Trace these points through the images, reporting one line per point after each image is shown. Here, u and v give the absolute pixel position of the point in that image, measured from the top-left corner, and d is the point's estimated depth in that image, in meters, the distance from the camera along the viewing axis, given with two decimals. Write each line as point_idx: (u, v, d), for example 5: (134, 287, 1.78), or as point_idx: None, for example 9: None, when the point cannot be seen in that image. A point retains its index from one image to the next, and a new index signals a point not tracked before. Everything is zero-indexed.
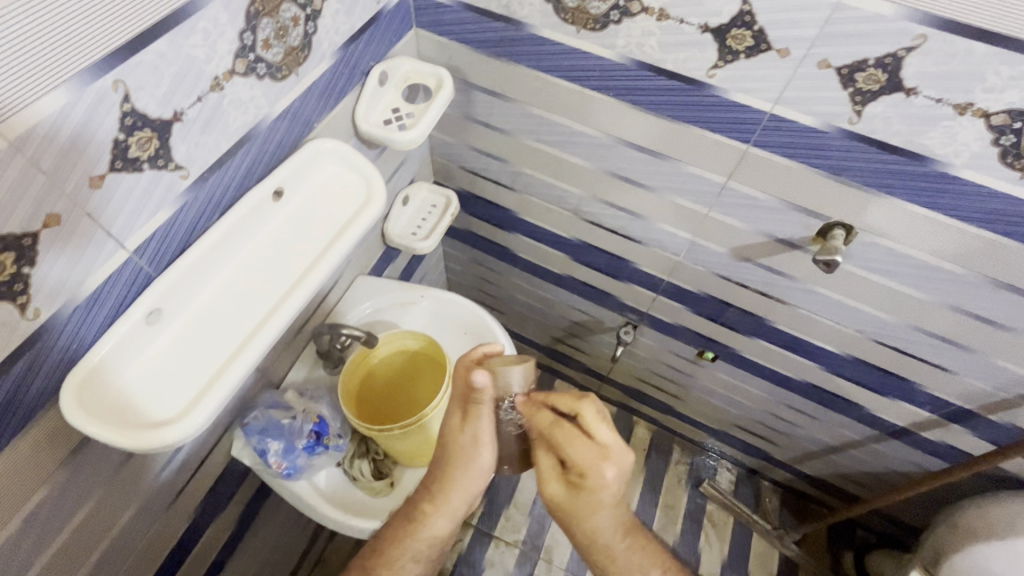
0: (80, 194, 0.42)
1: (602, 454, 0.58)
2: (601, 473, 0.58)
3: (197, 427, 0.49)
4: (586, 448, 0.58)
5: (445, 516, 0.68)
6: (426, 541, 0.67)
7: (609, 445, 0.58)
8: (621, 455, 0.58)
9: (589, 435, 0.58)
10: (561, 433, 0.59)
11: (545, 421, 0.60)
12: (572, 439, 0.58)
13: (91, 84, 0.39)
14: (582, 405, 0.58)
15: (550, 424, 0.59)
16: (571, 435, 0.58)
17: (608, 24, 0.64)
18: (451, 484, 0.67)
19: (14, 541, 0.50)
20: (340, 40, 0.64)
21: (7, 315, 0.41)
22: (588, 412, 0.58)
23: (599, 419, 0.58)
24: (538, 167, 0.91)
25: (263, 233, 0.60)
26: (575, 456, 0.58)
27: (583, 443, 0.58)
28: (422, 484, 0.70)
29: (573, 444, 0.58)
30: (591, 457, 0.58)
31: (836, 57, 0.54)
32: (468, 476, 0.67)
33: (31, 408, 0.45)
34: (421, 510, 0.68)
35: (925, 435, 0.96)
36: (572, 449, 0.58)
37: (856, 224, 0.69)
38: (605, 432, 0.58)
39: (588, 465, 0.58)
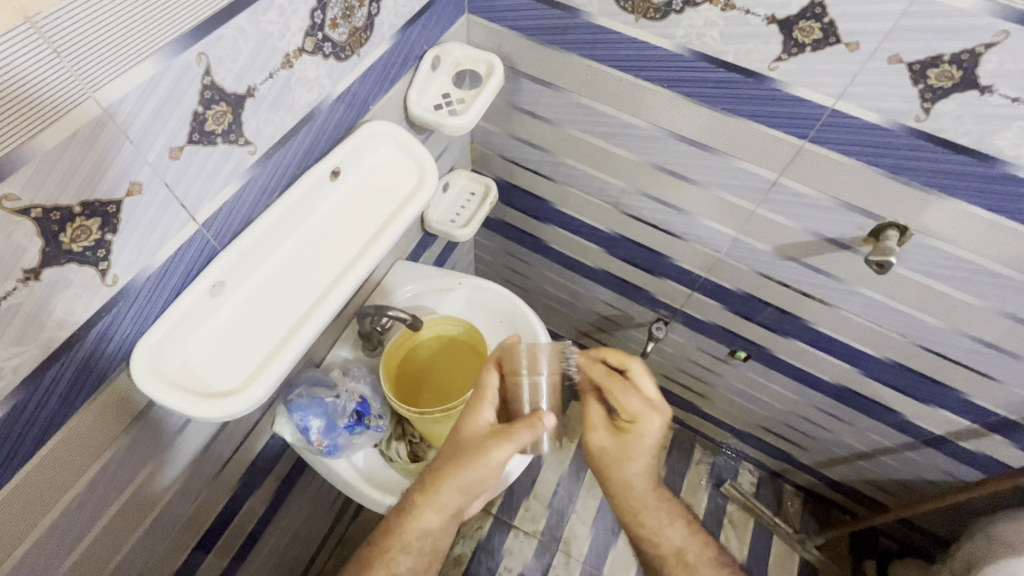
0: (161, 165, 0.43)
1: (650, 405, 0.64)
2: (650, 420, 0.64)
3: (258, 398, 0.51)
4: (635, 398, 0.64)
5: (435, 510, 0.61)
6: (416, 533, 0.61)
7: (652, 396, 0.65)
8: (664, 406, 0.65)
9: (637, 386, 0.65)
10: (615, 383, 0.66)
11: (598, 371, 0.67)
12: (623, 389, 0.65)
13: (178, 56, 0.40)
14: (625, 357, 0.67)
15: (603, 376, 0.66)
16: (621, 385, 0.65)
17: (669, 13, 0.63)
18: (445, 474, 0.60)
19: (82, 498, 0.52)
20: (398, 23, 0.64)
21: (89, 279, 0.42)
22: (635, 365, 0.67)
23: (644, 373, 0.67)
24: (581, 158, 0.91)
25: (318, 213, 0.61)
26: (626, 406, 0.65)
27: (631, 391, 0.65)
28: (418, 479, 0.63)
29: (625, 394, 0.65)
30: (640, 405, 0.64)
31: (908, 51, 0.53)
32: (472, 473, 0.59)
33: (105, 372, 0.48)
34: (415, 504, 0.61)
35: (962, 445, 0.94)
36: (623, 399, 0.65)
37: (912, 225, 0.67)
38: (647, 384, 0.66)
39: (638, 410, 0.64)
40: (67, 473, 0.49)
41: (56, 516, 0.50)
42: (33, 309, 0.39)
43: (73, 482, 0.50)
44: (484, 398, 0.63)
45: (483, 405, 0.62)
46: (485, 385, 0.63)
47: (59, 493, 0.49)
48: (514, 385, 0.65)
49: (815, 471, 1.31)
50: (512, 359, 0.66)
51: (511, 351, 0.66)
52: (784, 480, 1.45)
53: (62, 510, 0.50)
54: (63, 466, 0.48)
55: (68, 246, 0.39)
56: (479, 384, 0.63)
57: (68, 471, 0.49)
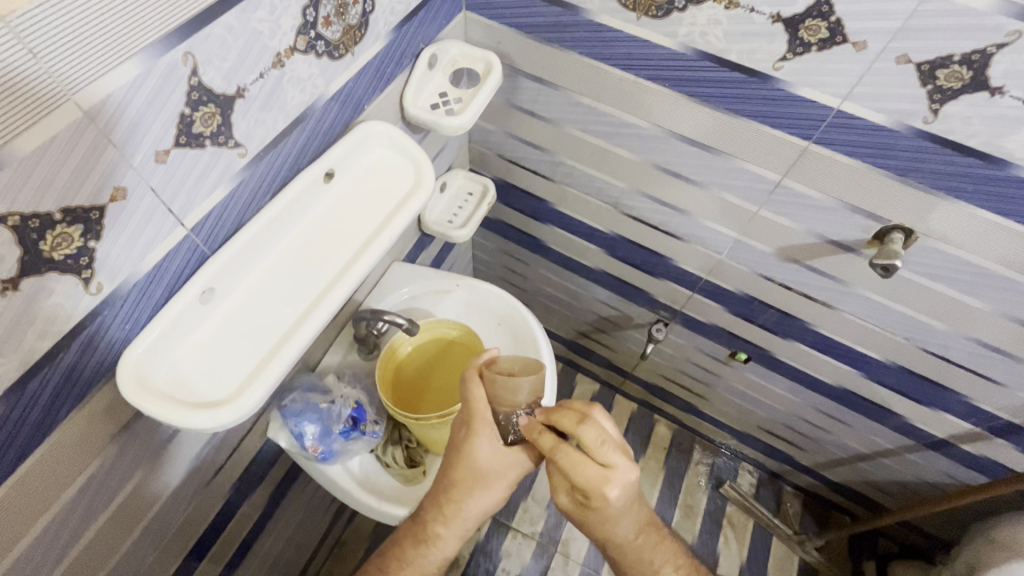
0: (146, 169, 0.42)
1: (607, 475, 0.54)
2: (606, 495, 0.54)
3: (251, 408, 0.50)
4: (592, 471, 0.54)
5: (456, 537, 0.62)
6: (436, 560, 0.63)
7: (614, 466, 0.54)
8: (627, 475, 0.54)
9: (594, 457, 0.54)
10: (563, 458, 0.54)
11: (548, 444, 0.55)
12: (576, 463, 0.54)
13: (162, 56, 0.39)
14: (582, 429, 0.54)
15: (551, 448, 0.55)
16: (574, 459, 0.54)
17: (671, 11, 0.61)
18: (466, 503, 0.60)
19: (68, 510, 0.51)
20: (394, 20, 0.62)
21: (72, 288, 0.41)
22: (589, 435, 0.54)
23: (602, 442, 0.54)
24: (580, 158, 0.89)
25: (312, 216, 0.60)
26: (579, 483, 0.54)
27: (587, 466, 0.54)
28: (426, 507, 0.63)
29: (577, 469, 0.54)
30: (596, 479, 0.54)
31: (917, 51, 0.52)
32: (488, 498, 0.61)
33: (90, 381, 0.46)
34: (432, 535, 0.62)
35: (965, 448, 0.93)
36: (574, 475, 0.54)
37: (917, 228, 0.66)
38: (607, 455, 0.54)
39: (593, 488, 0.54)
40: (53, 485, 0.47)
41: (42, 528, 0.49)
42: (13, 320, 0.38)
43: (60, 493, 0.49)
44: (482, 429, 0.59)
45: (477, 436, 0.59)
46: (482, 415, 0.59)
47: (45, 505, 0.48)
48: (499, 413, 0.60)
49: (816, 473, 1.31)
50: (503, 391, 0.58)
51: (499, 379, 0.58)
52: (783, 481, 1.44)
53: (47, 522, 0.49)
54: (48, 479, 0.47)
55: (49, 255, 0.38)
56: (471, 409, 0.59)
57: (55, 482, 0.47)
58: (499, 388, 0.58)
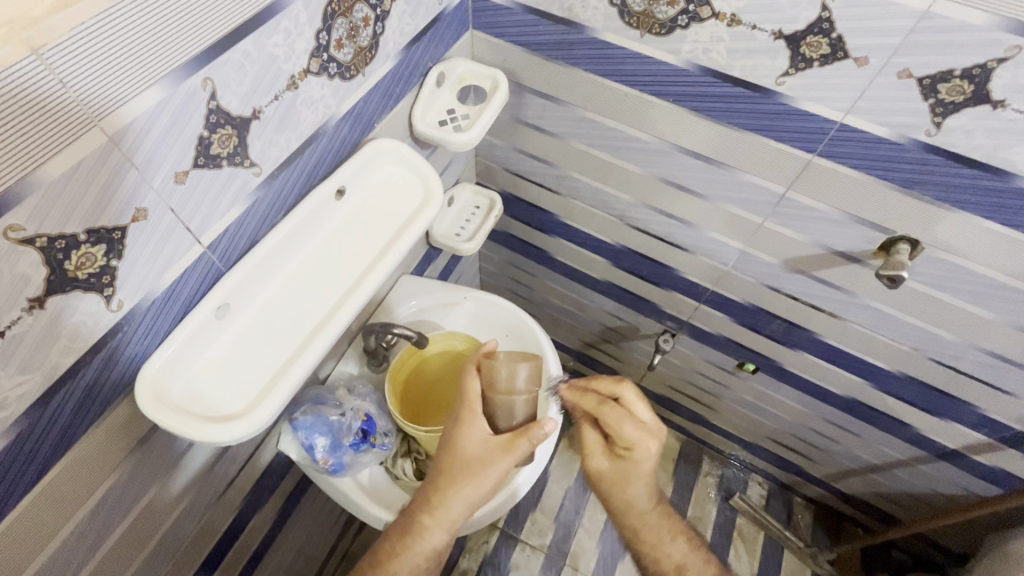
0: (166, 189, 0.43)
1: (645, 430, 0.58)
2: (647, 447, 0.58)
3: (263, 422, 0.51)
4: (632, 428, 0.57)
5: (443, 529, 0.61)
6: (424, 555, 0.61)
7: (649, 421, 0.59)
8: (662, 431, 0.59)
9: (635, 414, 0.58)
10: (609, 411, 0.58)
11: (592, 402, 0.59)
12: (619, 419, 0.58)
13: (183, 82, 0.40)
14: (623, 387, 0.59)
15: (596, 403, 0.59)
16: (618, 415, 0.58)
17: (674, 28, 0.63)
18: (454, 492, 0.60)
19: (86, 524, 0.51)
20: (403, 41, 0.64)
21: (94, 306, 0.42)
22: (630, 392, 0.58)
23: (639, 399, 0.59)
24: (586, 171, 0.90)
25: (323, 232, 0.61)
26: (623, 435, 0.57)
27: (629, 422, 0.57)
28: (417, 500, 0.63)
29: (620, 423, 0.57)
30: (637, 434, 0.57)
31: (919, 66, 0.52)
32: (475, 488, 0.60)
33: (110, 396, 0.47)
34: (420, 526, 0.61)
35: (978, 459, 0.92)
36: (618, 428, 0.57)
37: (923, 239, 0.66)
38: (645, 410, 0.59)
39: (634, 442, 0.57)
40: (73, 498, 0.48)
41: (61, 541, 0.50)
42: (38, 337, 0.39)
43: (78, 507, 0.49)
44: (473, 416, 0.61)
45: (470, 421, 0.61)
46: (473, 402, 0.61)
47: (64, 518, 0.49)
48: (492, 401, 0.61)
49: (827, 484, 1.29)
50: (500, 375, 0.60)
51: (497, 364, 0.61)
52: (793, 492, 1.43)
53: (66, 535, 0.50)
54: (68, 492, 0.48)
55: (73, 274, 0.39)
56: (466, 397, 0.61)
57: (73, 496, 0.48)
58: (499, 373, 0.60)
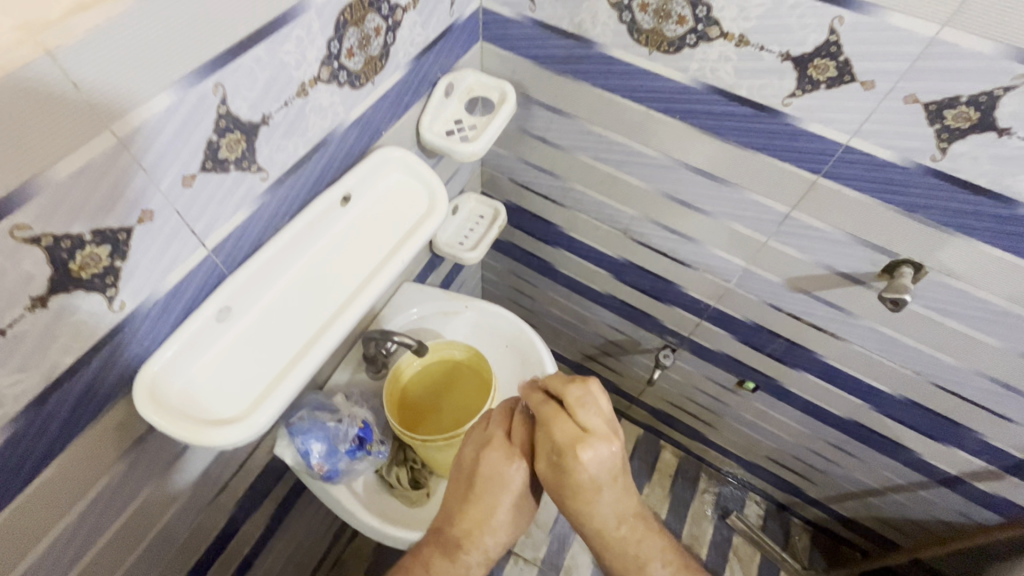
0: (173, 192, 0.43)
1: (583, 438, 0.55)
2: (578, 458, 0.54)
3: (261, 426, 0.50)
4: (569, 430, 0.55)
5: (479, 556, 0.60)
6: None
7: (592, 432, 0.55)
8: (604, 441, 0.55)
9: (574, 417, 0.56)
10: (546, 413, 0.57)
11: (536, 400, 0.59)
12: (554, 417, 0.56)
13: (194, 87, 0.40)
14: (570, 386, 0.57)
15: (537, 403, 0.59)
16: (555, 414, 0.56)
17: (683, 47, 0.63)
18: (492, 520, 0.60)
19: (77, 525, 0.51)
20: (413, 51, 0.64)
21: (95, 306, 0.42)
22: (574, 393, 0.57)
23: (584, 404, 0.56)
24: (591, 185, 0.91)
25: (328, 238, 0.61)
26: (556, 437, 0.55)
27: (566, 423, 0.55)
28: (463, 545, 0.60)
29: (555, 422, 0.56)
30: (572, 440, 0.55)
31: (925, 92, 0.53)
32: (519, 526, 0.63)
33: (108, 395, 0.47)
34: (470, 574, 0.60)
35: (978, 485, 0.91)
36: (553, 430, 0.56)
37: (927, 263, 0.66)
38: (588, 416, 0.56)
39: (567, 445, 0.54)
40: (65, 499, 0.48)
41: (51, 542, 0.49)
42: (39, 336, 0.39)
43: (70, 507, 0.49)
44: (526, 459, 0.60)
45: (524, 467, 0.60)
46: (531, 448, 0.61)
47: (56, 518, 0.48)
48: None
49: (825, 507, 1.28)
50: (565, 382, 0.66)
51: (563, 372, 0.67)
52: (791, 513, 1.41)
53: (57, 537, 0.50)
54: (61, 493, 0.47)
55: (77, 274, 0.39)
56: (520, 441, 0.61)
57: (65, 497, 0.48)
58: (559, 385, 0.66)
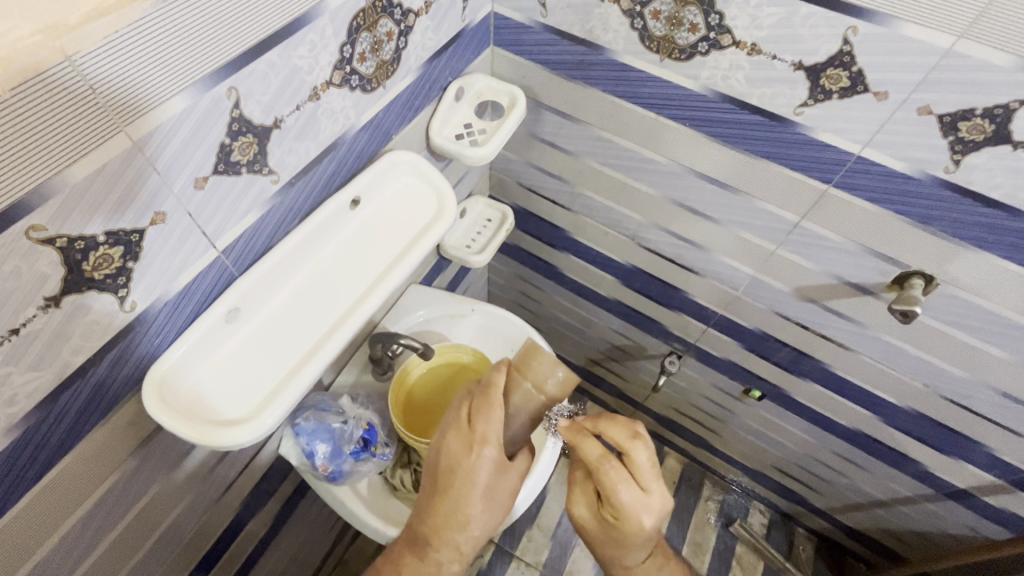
0: (185, 194, 0.44)
1: (644, 500, 0.55)
2: (639, 519, 0.55)
3: (268, 428, 0.51)
4: (633, 494, 0.55)
5: (452, 552, 0.61)
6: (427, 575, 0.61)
7: (652, 492, 0.55)
8: (663, 503, 0.56)
9: (638, 479, 0.55)
10: (609, 471, 0.54)
11: (594, 453, 0.55)
12: (616, 479, 0.55)
13: (208, 91, 0.41)
14: (633, 447, 0.55)
15: (597, 458, 0.55)
16: (620, 474, 0.55)
17: (694, 55, 0.63)
18: (460, 515, 0.59)
19: (85, 522, 0.51)
20: (425, 55, 0.65)
21: (108, 306, 0.42)
22: (639, 455, 0.54)
23: (649, 467, 0.55)
24: (599, 190, 0.91)
25: (336, 240, 0.62)
26: (619, 498, 0.54)
27: (631, 488, 0.54)
28: (433, 544, 0.60)
29: (620, 486, 0.54)
30: (634, 501, 0.55)
31: (939, 103, 0.52)
32: (492, 519, 0.61)
33: (118, 394, 0.48)
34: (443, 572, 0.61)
35: (986, 500, 0.90)
36: (617, 491, 0.54)
37: (938, 275, 0.65)
38: (651, 478, 0.55)
39: (631, 508, 0.55)
40: (73, 496, 0.48)
41: (59, 538, 0.50)
42: (52, 335, 0.40)
43: (78, 504, 0.50)
44: (488, 454, 0.57)
45: (483, 458, 0.57)
46: (491, 436, 0.57)
47: (64, 515, 0.49)
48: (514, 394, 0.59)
49: (830, 517, 1.27)
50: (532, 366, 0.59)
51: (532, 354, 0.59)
52: (796, 523, 1.40)
53: (65, 534, 0.50)
54: (69, 491, 0.48)
55: (90, 274, 0.40)
56: (478, 429, 0.57)
57: (74, 494, 0.48)
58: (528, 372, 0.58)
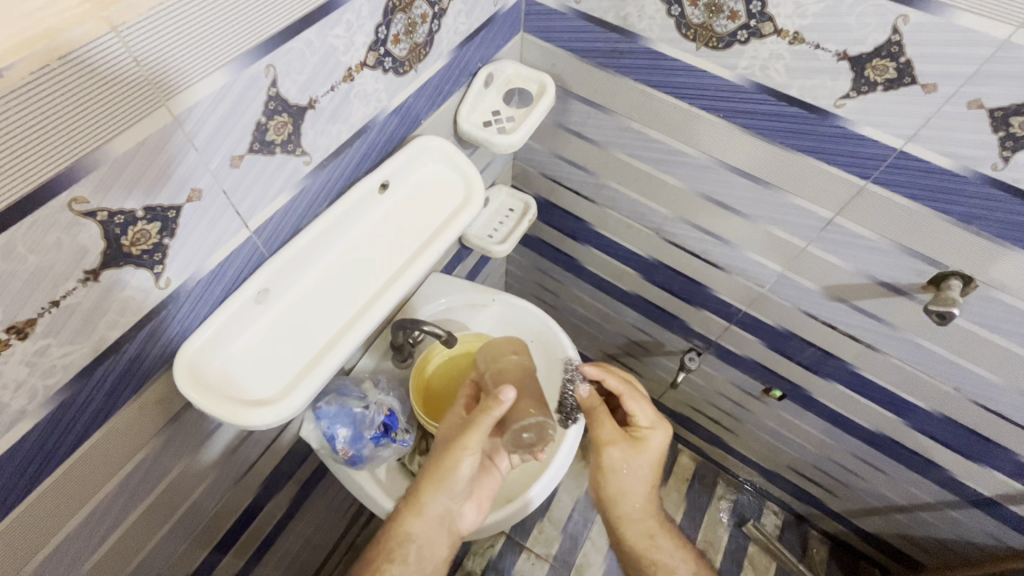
0: (221, 172, 0.44)
1: (654, 415, 0.69)
2: (653, 432, 0.69)
3: (295, 409, 0.51)
4: (644, 409, 0.69)
5: (415, 515, 0.64)
6: (401, 538, 0.65)
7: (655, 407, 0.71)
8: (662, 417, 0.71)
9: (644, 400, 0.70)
10: (628, 392, 0.69)
11: (615, 383, 0.69)
12: (633, 400, 0.69)
13: (247, 68, 0.40)
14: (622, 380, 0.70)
15: (618, 385, 0.69)
16: (637, 394, 0.70)
17: (733, 43, 0.61)
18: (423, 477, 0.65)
19: (114, 496, 0.52)
20: (456, 40, 0.64)
21: (143, 282, 0.42)
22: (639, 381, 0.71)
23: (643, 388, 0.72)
24: (624, 182, 0.89)
25: (364, 224, 0.61)
26: (639, 412, 0.69)
27: (643, 403, 0.70)
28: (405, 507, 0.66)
29: (637, 402, 0.69)
30: (648, 415, 0.69)
31: (991, 97, 0.50)
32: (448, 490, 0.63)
33: (150, 371, 0.48)
34: (405, 535, 0.64)
35: (1012, 509, 0.88)
36: (636, 406, 0.69)
37: (977, 276, 0.63)
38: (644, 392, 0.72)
39: (651, 420, 0.69)
40: (103, 470, 0.49)
41: (89, 510, 0.50)
42: (90, 308, 0.40)
43: (108, 478, 0.50)
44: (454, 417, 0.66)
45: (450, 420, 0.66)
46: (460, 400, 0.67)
47: (95, 488, 0.49)
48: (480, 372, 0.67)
49: (846, 521, 1.25)
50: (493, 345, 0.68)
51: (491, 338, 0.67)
52: (809, 525, 1.39)
53: (94, 506, 0.51)
54: (100, 464, 0.48)
55: (128, 249, 0.40)
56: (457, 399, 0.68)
57: (105, 468, 0.49)
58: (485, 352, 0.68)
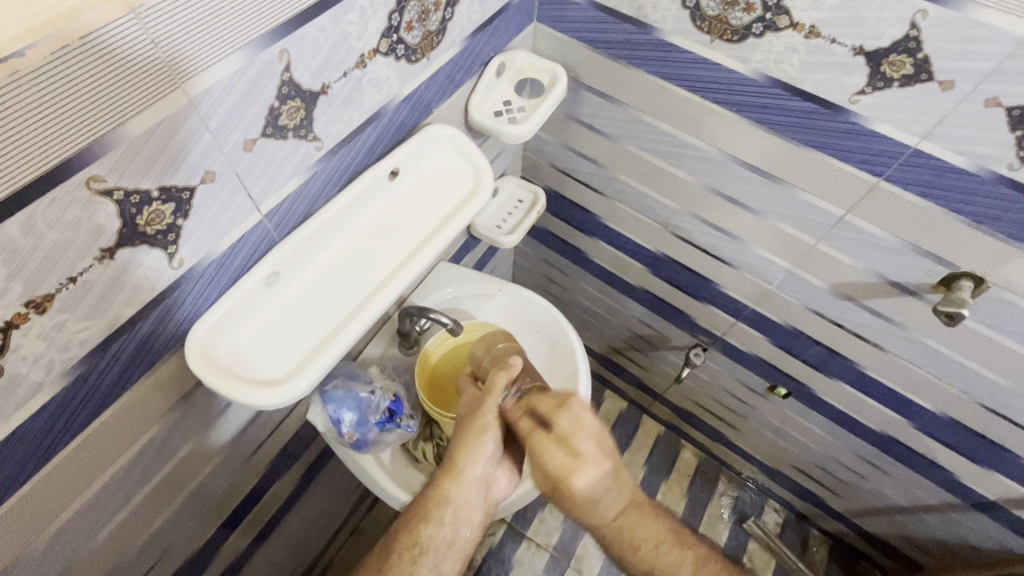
0: (234, 155, 0.44)
1: (576, 463, 0.58)
2: (574, 481, 0.59)
3: (302, 391, 0.52)
4: (561, 458, 0.59)
5: (460, 484, 0.63)
6: (445, 509, 0.62)
7: (585, 454, 0.59)
8: (596, 462, 0.59)
9: (567, 445, 0.59)
10: (538, 440, 0.60)
11: (525, 427, 0.61)
12: (546, 448, 0.59)
13: (260, 53, 0.41)
14: (559, 414, 0.60)
15: (530, 430, 0.60)
16: (546, 441, 0.59)
17: (747, 36, 0.61)
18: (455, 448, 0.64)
19: (126, 470, 0.53)
20: (469, 28, 0.64)
21: (157, 261, 0.43)
22: (564, 420, 0.60)
23: (577, 429, 0.59)
24: (634, 175, 0.89)
25: (374, 212, 0.62)
26: (551, 464, 0.59)
27: (560, 453, 0.59)
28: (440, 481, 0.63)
29: (550, 455, 0.59)
30: (567, 465, 0.58)
31: (1010, 95, 0.49)
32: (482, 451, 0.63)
33: (162, 350, 0.49)
34: (448, 504, 0.62)
35: (1016, 513, 0.87)
36: (549, 458, 0.59)
37: (989, 277, 0.63)
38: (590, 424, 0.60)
39: (561, 473, 0.59)
40: (116, 445, 0.50)
41: (101, 484, 0.52)
42: (105, 286, 0.41)
43: (121, 452, 0.51)
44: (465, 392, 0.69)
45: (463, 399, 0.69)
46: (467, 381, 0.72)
47: (108, 462, 0.51)
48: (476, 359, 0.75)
49: (848, 521, 1.25)
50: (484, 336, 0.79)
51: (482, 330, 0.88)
52: (811, 524, 1.39)
53: (107, 480, 0.52)
54: (114, 438, 0.50)
55: (143, 229, 0.41)
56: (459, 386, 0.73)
57: (118, 442, 0.50)
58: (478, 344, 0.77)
